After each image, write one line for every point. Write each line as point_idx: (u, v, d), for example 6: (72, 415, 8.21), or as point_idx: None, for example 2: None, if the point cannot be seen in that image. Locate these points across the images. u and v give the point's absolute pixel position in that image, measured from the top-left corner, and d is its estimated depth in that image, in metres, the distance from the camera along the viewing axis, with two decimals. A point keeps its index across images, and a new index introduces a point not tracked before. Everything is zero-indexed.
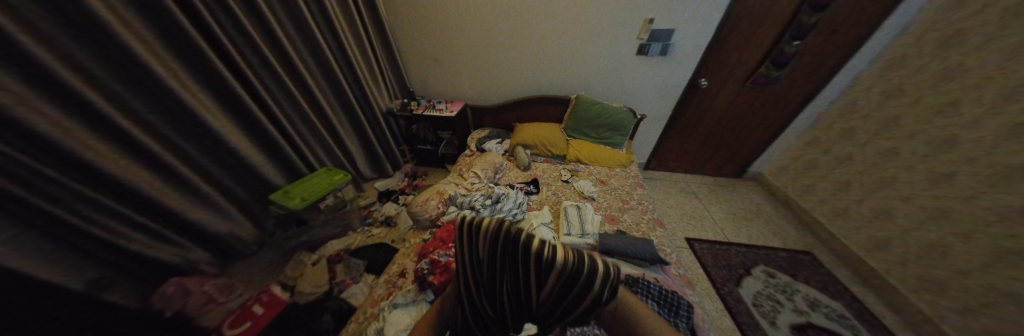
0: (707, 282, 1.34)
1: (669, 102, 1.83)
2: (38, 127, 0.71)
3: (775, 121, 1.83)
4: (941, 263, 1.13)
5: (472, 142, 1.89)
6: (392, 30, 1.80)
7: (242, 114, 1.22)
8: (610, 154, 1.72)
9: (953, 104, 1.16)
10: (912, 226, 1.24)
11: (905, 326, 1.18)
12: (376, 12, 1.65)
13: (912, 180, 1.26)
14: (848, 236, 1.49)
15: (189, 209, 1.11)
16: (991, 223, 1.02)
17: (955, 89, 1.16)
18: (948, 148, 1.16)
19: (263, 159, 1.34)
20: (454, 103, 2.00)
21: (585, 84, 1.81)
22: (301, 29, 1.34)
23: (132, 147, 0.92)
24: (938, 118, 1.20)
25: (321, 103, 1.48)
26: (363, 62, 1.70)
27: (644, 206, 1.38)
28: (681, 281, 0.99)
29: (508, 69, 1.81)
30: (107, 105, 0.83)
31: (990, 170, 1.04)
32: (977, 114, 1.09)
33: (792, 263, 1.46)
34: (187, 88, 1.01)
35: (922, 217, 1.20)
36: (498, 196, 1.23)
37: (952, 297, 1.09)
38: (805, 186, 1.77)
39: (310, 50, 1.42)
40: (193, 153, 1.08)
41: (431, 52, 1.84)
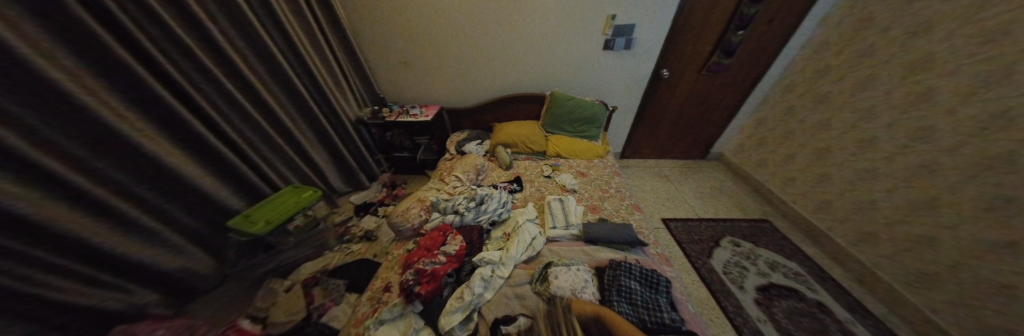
0: (684, 257, 1.43)
1: (637, 93, 1.93)
2: None
3: (730, 104, 2.00)
4: (872, 218, 1.31)
5: (451, 145, 1.85)
6: (354, 34, 1.69)
7: (189, 135, 1.08)
8: (587, 146, 1.78)
9: (869, 81, 1.34)
10: (846, 188, 1.42)
11: (847, 275, 1.36)
12: (335, 16, 1.55)
13: (844, 149, 1.44)
14: (797, 202, 1.68)
15: (134, 247, 0.97)
16: (905, 180, 1.20)
17: (870, 67, 1.34)
18: (870, 119, 1.34)
19: (218, 183, 1.20)
20: (428, 108, 1.94)
21: (558, 81, 1.85)
22: (249, 37, 1.21)
23: (50, 185, 0.77)
24: (859, 93, 1.39)
25: (281, 117, 1.36)
26: (326, 69, 1.58)
27: (623, 193, 1.45)
28: (660, 259, 1.05)
29: (481, 69, 1.80)
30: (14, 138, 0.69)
31: (901, 135, 1.22)
32: (888, 88, 1.27)
33: (754, 231, 1.61)
34: (116, 111, 0.87)
35: (854, 179, 1.39)
36: (481, 198, 1.22)
37: (881, 245, 1.27)
38: (759, 161, 1.97)
39: (262, 60, 1.29)
40: (131, 184, 0.94)
41: (400, 56, 1.77)
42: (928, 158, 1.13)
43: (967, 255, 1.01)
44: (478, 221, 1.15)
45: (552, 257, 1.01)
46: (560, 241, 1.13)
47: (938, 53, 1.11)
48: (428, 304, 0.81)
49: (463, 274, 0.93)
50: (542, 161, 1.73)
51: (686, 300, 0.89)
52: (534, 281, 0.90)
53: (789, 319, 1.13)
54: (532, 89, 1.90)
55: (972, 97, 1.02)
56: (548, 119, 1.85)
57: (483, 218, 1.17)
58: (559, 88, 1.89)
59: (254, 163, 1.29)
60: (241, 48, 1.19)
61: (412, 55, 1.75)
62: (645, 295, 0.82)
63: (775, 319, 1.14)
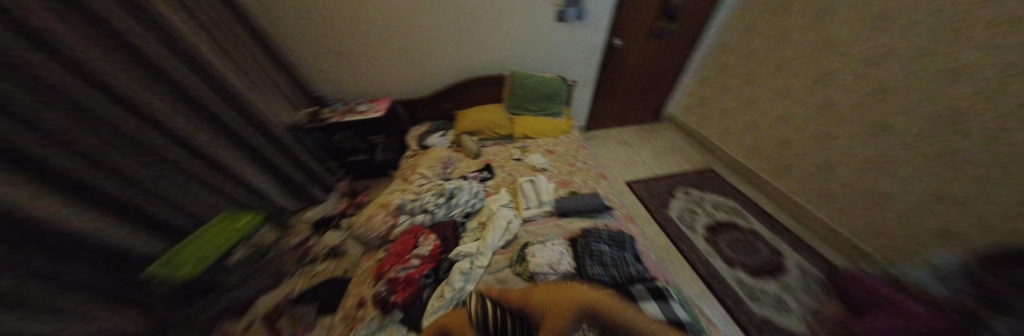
0: (646, 213, 1.58)
1: (593, 66, 1.95)
2: None
3: (676, 67, 2.14)
4: (792, 154, 1.54)
5: (412, 140, 1.70)
6: (267, 20, 1.39)
7: (77, 180, 0.78)
8: (552, 123, 1.79)
9: (789, 33, 1.51)
10: (771, 132, 1.65)
11: (773, 204, 1.62)
12: None
13: (770, 98, 1.65)
14: (733, 149, 1.92)
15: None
16: (817, 118, 1.41)
17: (789, 21, 1.51)
18: (789, 68, 1.53)
19: (129, 233, 0.92)
20: (378, 102, 1.75)
21: (516, 59, 1.78)
22: (120, 27, 0.87)
23: None
24: (781, 45, 1.56)
25: (199, 135, 1.06)
26: (240, 67, 1.28)
27: (590, 166, 1.50)
28: (626, 219, 1.14)
29: (432, 52, 1.64)
30: None
31: (814, 80, 1.42)
32: (803, 39, 1.44)
33: (702, 180, 1.81)
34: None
35: (778, 123, 1.61)
36: (451, 192, 1.19)
37: (797, 176, 1.52)
38: (701, 117, 2.18)
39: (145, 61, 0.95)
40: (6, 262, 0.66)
41: (333, 45, 1.52)
42: (834, 97, 1.34)
43: (863, 174, 1.25)
44: (451, 215, 1.12)
45: (530, 237, 1.04)
46: (535, 220, 1.14)
47: (840, 5, 1.28)
48: (408, 309, 0.78)
49: (441, 272, 0.90)
50: (510, 144, 1.70)
51: (647, 249, 0.99)
52: (513, 264, 0.92)
53: (730, 248, 1.33)
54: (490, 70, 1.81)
55: (867, 40, 1.20)
56: (511, 101, 1.79)
57: (457, 211, 1.14)
58: (518, 66, 1.82)
59: (169, 196, 1.02)
60: (147, 54, 0.93)
61: (348, 42, 1.51)
62: (612, 256, 0.87)
63: (719, 249, 1.32)
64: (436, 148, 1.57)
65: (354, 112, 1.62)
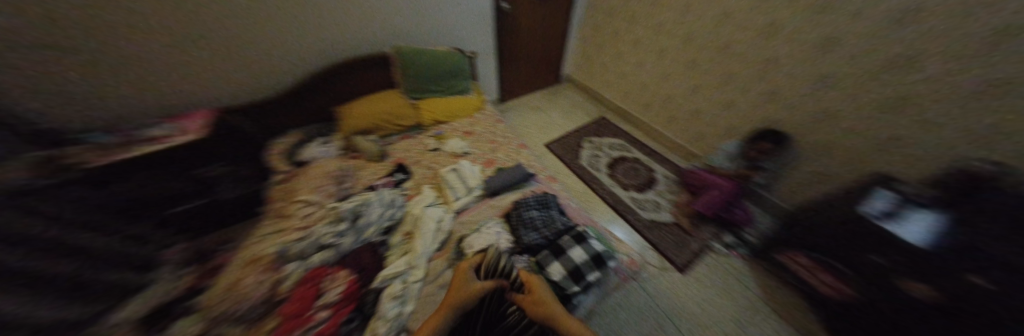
0: (565, 168, 1.76)
1: (487, 33, 1.83)
2: None
3: (560, 28, 2.27)
4: (650, 94, 1.95)
5: (279, 159, 1.27)
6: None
7: None
8: (462, 102, 1.64)
9: None
10: (634, 78, 2.02)
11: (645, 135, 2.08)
12: None
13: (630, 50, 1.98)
14: (612, 96, 2.28)
15: None
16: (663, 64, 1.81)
17: None
18: (638, 22, 1.84)
19: None
20: (188, 119, 1.14)
21: (393, 31, 1.45)
22: None
23: None
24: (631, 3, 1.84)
25: None
26: None
27: (506, 138, 1.50)
28: (547, 179, 1.23)
29: (257, 32, 1.11)
30: None
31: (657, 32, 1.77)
32: None
33: (599, 128, 2.13)
34: None
35: (638, 70, 1.97)
36: (354, 212, 0.96)
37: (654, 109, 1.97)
38: (588, 73, 2.48)
39: None
40: None
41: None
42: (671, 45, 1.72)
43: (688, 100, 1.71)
44: (365, 238, 0.93)
45: (465, 230, 0.98)
46: (468, 208, 1.07)
47: None
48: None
49: (368, 307, 0.76)
50: (420, 136, 1.47)
51: (567, 200, 1.11)
52: (453, 263, 0.86)
53: (626, 177, 1.66)
54: (362, 49, 1.43)
55: None
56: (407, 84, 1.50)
57: (370, 231, 0.95)
58: (399, 40, 1.51)
59: None
60: None
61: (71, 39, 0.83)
62: (540, 217, 0.93)
63: (620, 181, 1.63)
64: (327, 161, 1.24)
65: (154, 141, 1.02)
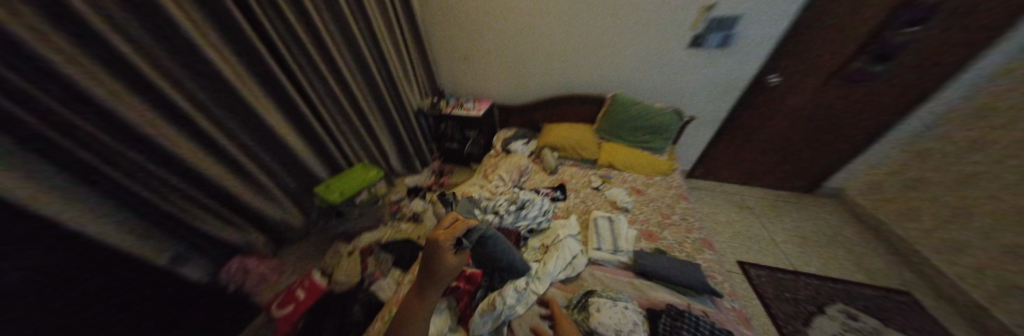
0: (765, 317, 1.10)
1: (737, 86, 1.40)
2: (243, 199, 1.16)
3: (866, 116, 1.37)
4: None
5: (498, 141, 1.80)
6: (435, 55, 1.87)
7: (268, 139, 1.20)
8: (648, 159, 1.49)
9: None
10: None
11: None
12: (417, 40, 1.73)
13: None
14: (965, 278, 1.11)
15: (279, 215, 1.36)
16: None
17: None
18: None
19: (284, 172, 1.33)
20: (481, 102, 1.92)
21: (654, 56, 1.41)
22: (324, 51, 1.28)
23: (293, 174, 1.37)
24: None
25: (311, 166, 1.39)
26: (403, 74, 1.71)
27: (694, 225, 1.17)
28: (738, 318, 0.82)
29: (530, 69, 1.69)
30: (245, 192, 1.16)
31: None
32: None
33: (879, 303, 1.14)
34: (226, 131, 1.05)
35: None
36: (523, 202, 1.16)
37: None
38: (903, 213, 1.35)
39: (334, 74, 1.36)
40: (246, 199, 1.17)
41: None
42: None
43: None
44: (517, 226, 1.11)
45: (595, 284, 0.91)
46: (605, 266, 1.00)
47: None
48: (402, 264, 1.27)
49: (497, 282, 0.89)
50: (590, 171, 1.52)
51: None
52: (572, 308, 0.82)
53: None
54: (598, 87, 1.63)
55: None
56: (609, 123, 1.59)
57: (522, 224, 1.12)
58: (645, 73, 1.49)
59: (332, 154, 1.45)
60: (337, 66, 1.32)
61: (473, 65, 1.81)
62: None
63: None
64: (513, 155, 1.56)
65: (462, 108, 1.85)
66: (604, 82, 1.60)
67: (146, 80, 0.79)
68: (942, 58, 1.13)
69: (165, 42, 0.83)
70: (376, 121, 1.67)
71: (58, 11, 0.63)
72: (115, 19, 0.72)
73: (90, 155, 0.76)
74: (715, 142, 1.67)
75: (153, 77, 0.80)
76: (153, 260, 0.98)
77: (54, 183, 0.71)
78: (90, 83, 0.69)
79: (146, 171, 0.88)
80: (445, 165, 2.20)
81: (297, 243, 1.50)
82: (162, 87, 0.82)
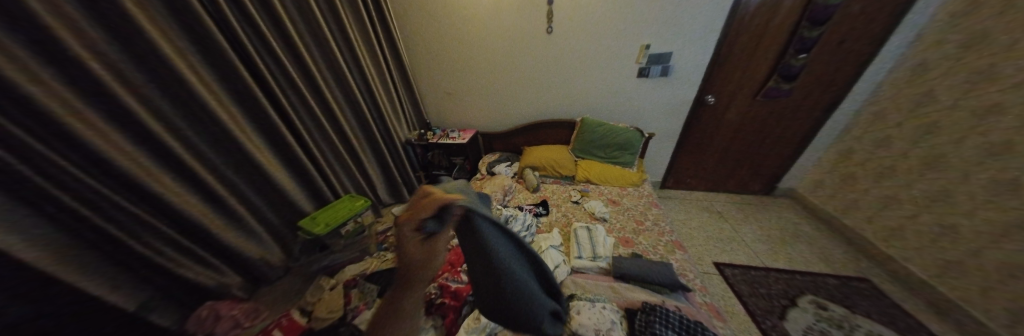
0: (744, 313, 1.15)
1: (682, 106, 1.65)
2: (225, 239, 1.14)
3: (792, 125, 1.63)
4: (990, 226, 1.01)
5: (483, 165, 1.90)
6: (421, 90, 2.03)
7: (255, 176, 1.23)
8: (620, 173, 1.63)
9: (1000, 141, 1.00)
10: (1004, 261, 0.97)
11: None
12: (405, 79, 1.91)
13: (999, 210, 0.99)
14: (910, 259, 1.24)
15: (260, 254, 1.32)
16: None
17: (1001, 116, 1.00)
18: (1011, 187, 0.97)
19: (270, 207, 1.34)
20: (466, 131, 2.07)
21: (612, 85, 1.66)
22: (317, 92, 1.41)
23: (278, 210, 1.38)
24: (982, 138, 1.05)
25: (296, 200, 1.40)
26: (391, 109, 1.85)
27: (665, 228, 1.26)
28: (709, 311, 0.89)
29: (507, 100, 1.89)
30: (225, 231, 1.15)
31: None
32: None
33: (845, 291, 1.22)
34: (215, 169, 1.09)
35: (1010, 251, 0.96)
36: (506, 218, 1.23)
37: None
38: (847, 205, 1.52)
39: (326, 112, 1.48)
40: (228, 239, 1.15)
41: (436, 22, 1.66)
42: None
43: None
44: None
45: (576, 290, 0.95)
46: (585, 273, 1.05)
47: None
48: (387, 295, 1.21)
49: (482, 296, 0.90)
50: (569, 186, 1.63)
51: (716, 327, 0.82)
52: None
53: None
54: (569, 113, 1.84)
55: None
56: (582, 142, 1.75)
57: None
58: (606, 99, 1.72)
59: (319, 186, 1.49)
60: (329, 105, 1.44)
61: (456, 98, 1.99)
62: None
63: None
64: (496, 177, 1.66)
65: (447, 137, 1.97)
66: (572, 109, 1.82)
67: (141, 125, 0.86)
68: (828, 74, 1.44)
69: (166, 91, 0.92)
70: (364, 153, 1.75)
71: (71, 70, 0.73)
72: (123, 74, 0.82)
73: (71, 199, 0.77)
74: (677, 155, 1.87)
75: (148, 121, 0.87)
76: (118, 308, 0.91)
77: (27, 224, 0.71)
78: (84, 131, 0.74)
79: (130, 214, 0.88)
80: None
81: (275, 283, 1.43)
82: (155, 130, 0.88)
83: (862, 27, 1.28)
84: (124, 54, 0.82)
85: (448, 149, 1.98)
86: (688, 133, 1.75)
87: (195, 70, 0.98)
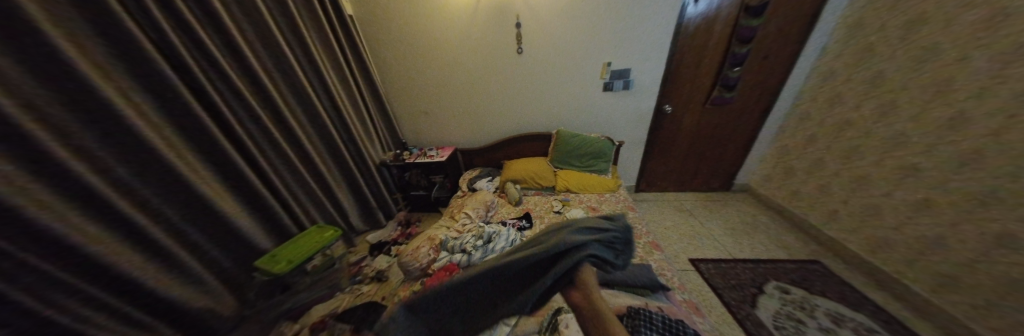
0: (721, 306, 1.21)
1: (644, 116, 1.80)
2: (166, 292, 0.97)
3: (739, 127, 1.84)
4: (902, 203, 1.20)
5: (463, 182, 1.87)
6: (394, 110, 1.99)
7: (204, 212, 1.09)
8: (597, 180, 1.70)
9: (896, 132, 1.22)
10: (918, 232, 1.14)
11: (927, 328, 1.06)
12: (378, 100, 1.86)
13: (907, 189, 1.18)
14: (848, 238, 1.41)
15: (207, 305, 1.13)
16: (983, 229, 0.98)
17: (893, 112, 1.22)
18: (911, 170, 1.17)
19: (221, 248, 1.18)
20: (444, 149, 2.04)
21: (581, 99, 1.76)
22: (279, 116, 1.32)
23: (231, 249, 1.21)
24: (882, 130, 1.27)
25: (252, 237, 1.25)
26: (363, 130, 1.78)
27: (643, 231, 1.32)
28: (689, 307, 0.93)
29: (481, 117, 1.91)
30: (167, 282, 0.98)
31: (945, 176, 1.07)
32: (925, 143, 1.12)
33: (803, 274, 1.35)
34: (151, 209, 0.94)
35: (921, 223, 1.13)
36: (489, 235, 1.20)
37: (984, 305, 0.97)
38: (792, 195, 1.72)
39: (290, 137, 1.38)
40: (170, 292, 0.98)
41: (408, 44, 1.67)
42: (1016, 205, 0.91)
43: None
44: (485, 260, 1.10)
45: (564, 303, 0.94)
46: None
47: (966, 111, 1.02)
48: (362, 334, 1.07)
49: None
50: (550, 197, 1.65)
51: (697, 323, 0.86)
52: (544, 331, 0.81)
53: None
54: (545, 126, 1.91)
55: None
56: (559, 154, 1.80)
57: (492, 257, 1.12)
58: (578, 112, 1.82)
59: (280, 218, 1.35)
60: (293, 129, 1.35)
61: (432, 117, 1.98)
62: None
63: None
64: (477, 193, 1.63)
65: (425, 156, 1.93)
66: (547, 122, 1.89)
67: (58, 164, 0.73)
68: (760, 83, 1.67)
69: (94, 124, 0.80)
70: (334, 178, 1.64)
71: None
72: (40, 107, 0.70)
73: None
74: (646, 160, 2.00)
75: (69, 159, 0.74)
76: None
77: None
78: None
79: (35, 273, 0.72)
80: (411, 214, 2.15)
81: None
82: (77, 169, 0.75)
83: (778, 45, 1.53)
84: (44, 84, 0.71)
85: (425, 168, 1.93)
86: (652, 139, 1.89)
87: (132, 99, 0.87)
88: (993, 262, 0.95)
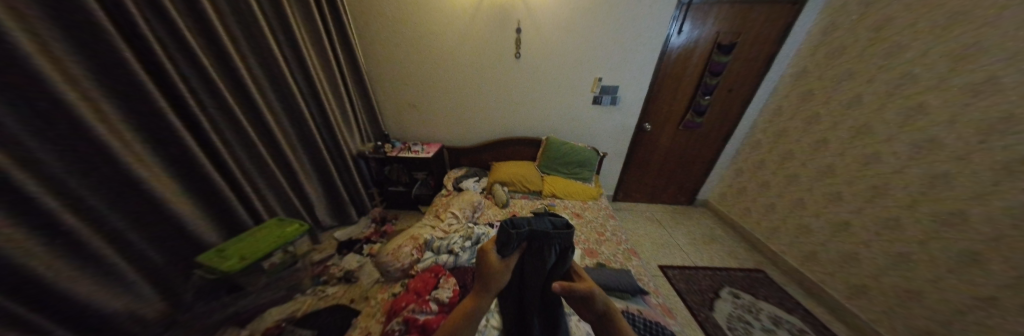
0: (685, 310, 1.32)
1: (626, 131, 1.93)
2: (74, 290, 0.78)
3: (704, 149, 2.06)
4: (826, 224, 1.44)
5: (448, 181, 1.81)
6: (377, 99, 1.86)
7: (135, 196, 0.90)
8: (581, 188, 1.76)
9: (825, 164, 1.47)
10: (839, 248, 1.38)
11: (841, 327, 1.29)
12: (361, 86, 1.73)
13: (831, 212, 1.43)
14: (786, 251, 1.64)
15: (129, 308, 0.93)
16: (886, 247, 1.22)
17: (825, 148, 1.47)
18: (835, 196, 1.41)
19: (155, 240, 0.98)
20: (430, 145, 1.96)
21: (571, 109, 1.83)
22: (244, 92, 1.16)
23: (167, 243, 1.02)
24: (816, 162, 1.52)
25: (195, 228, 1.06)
26: (341, 118, 1.63)
27: (622, 238, 1.40)
28: (663, 310, 1.00)
29: (473, 116, 1.89)
30: (74, 277, 0.78)
31: (861, 203, 1.31)
32: (847, 175, 1.37)
33: (751, 282, 1.54)
34: (65, 189, 0.76)
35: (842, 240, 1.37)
36: (478, 237, 1.17)
37: (886, 309, 1.20)
38: (743, 211, 1.96)
39: (253, 117, 1.22)
40: (79, 289, 0.78)
41: (402, 34, 1.59)
42: (910, 230, 1.15)
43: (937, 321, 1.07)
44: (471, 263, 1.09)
45: None
46: None
47: (878, 151, 1.26)
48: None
49: None
50: (536, 201, 1.67)
51: (670, 324, 0.93)
52: None
53: None
54: (534, 131, 1.94)
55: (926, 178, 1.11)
56: (547, 159, 1.85)
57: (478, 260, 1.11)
58: (567, 121, 1.88)
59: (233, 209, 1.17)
60: (259, 109, 1.19)
61: (419, 111, 1.89)
62: None
63: None
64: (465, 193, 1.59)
65: (409, 150, 1.83)
66: (537, 128, 1.92)
67: None
68: (724, 112, 1.90)
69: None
70: (303, 167, 1.47)
71: None
72: None
73: None
74: (624, 172, 2.13)
75: None
76: None
77: None
78: None
79: None
80: (387, 211, 2.01)
81: None
82: None
83: (741, 81, 1.76)
84: None
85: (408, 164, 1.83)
86: (632, 153, 2.03)
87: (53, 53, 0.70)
88: (891, 274, 1.19)
